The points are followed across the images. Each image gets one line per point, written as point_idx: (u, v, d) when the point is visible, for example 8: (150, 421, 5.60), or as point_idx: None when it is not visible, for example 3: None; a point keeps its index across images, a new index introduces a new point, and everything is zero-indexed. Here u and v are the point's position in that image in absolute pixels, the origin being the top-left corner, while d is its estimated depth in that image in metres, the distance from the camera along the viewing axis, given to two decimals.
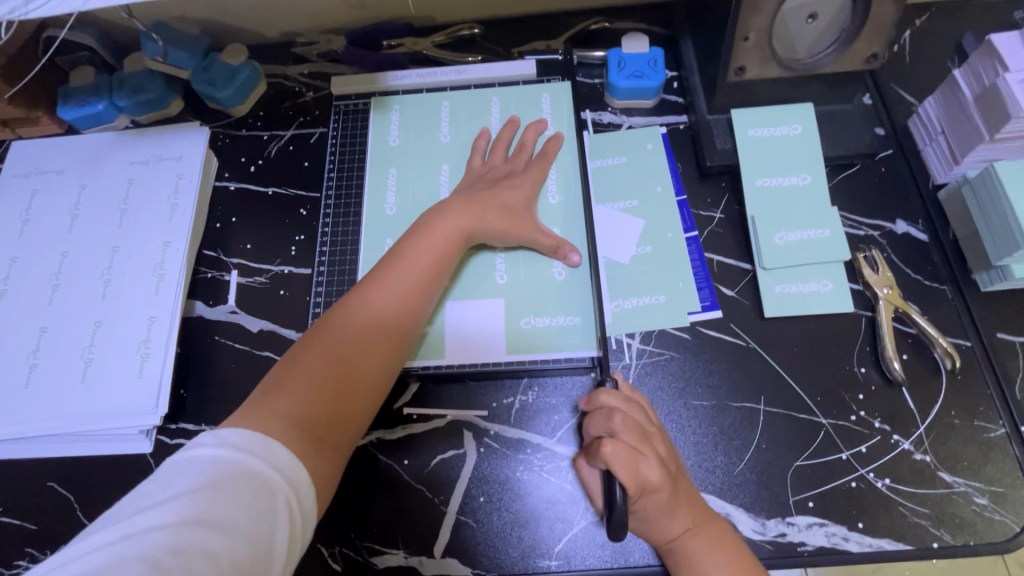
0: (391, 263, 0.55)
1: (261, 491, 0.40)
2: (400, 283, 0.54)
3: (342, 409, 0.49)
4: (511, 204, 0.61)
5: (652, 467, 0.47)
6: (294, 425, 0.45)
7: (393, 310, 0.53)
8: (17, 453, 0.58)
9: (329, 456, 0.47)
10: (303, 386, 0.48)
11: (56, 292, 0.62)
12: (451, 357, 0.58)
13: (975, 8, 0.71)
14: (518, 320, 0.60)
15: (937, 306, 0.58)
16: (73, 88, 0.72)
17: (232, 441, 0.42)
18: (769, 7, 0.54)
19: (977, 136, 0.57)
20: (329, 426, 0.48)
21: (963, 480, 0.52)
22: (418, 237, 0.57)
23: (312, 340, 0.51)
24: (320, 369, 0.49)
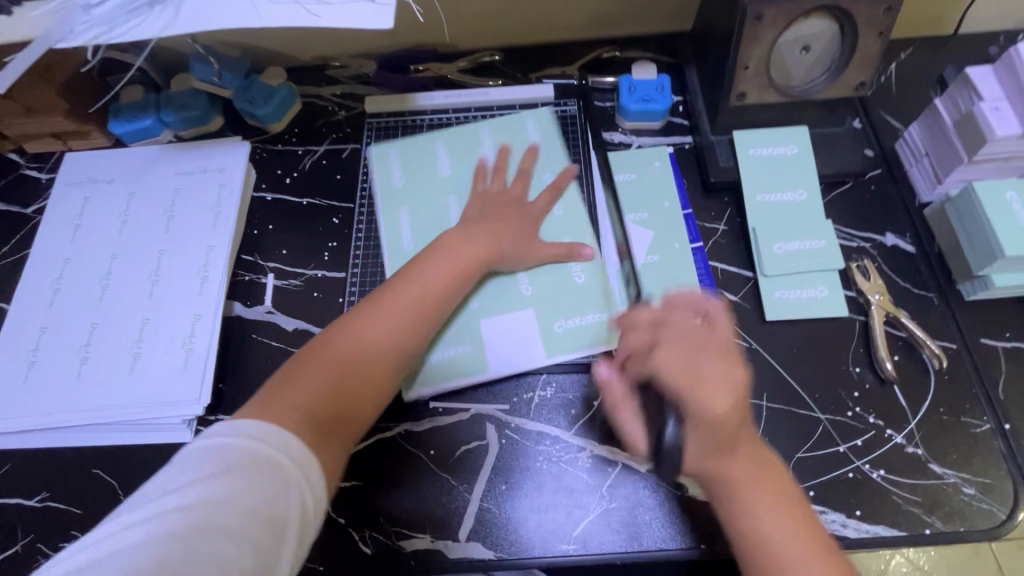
0: (406, 275, 0.59)
1: (277, 481, 0.42)
2: (414, 294, 0.58)
3: (349, 410, 0.52)
4: (519, 221, 0.66)
5: (707, 362, 0.47)
6: (306, 420, 0.48)
7: (407, 319, 0.57)
8: (66, 441, 0.62)
9: (334, 451, 0.49)
10: (315, 383, 0.51)
11: (106, 290, 0.67)
12: (460, 367, 0.62)
13: (953, 43, 0.78)
14: (527, 334, 0.64)
15: (924, 311, 0.63)
16: (123, 105, 0.77)
17: (250, 431, 0.44)
18: (766, 39, 0.61)
19: (957, 157, 0.63)
20: (335, 423, 0.50)
21: (952, 471, 0.56)
22: (432, 253, 0.61)
23: (326, 341, 0.54)
24: (333, 369, 0.52)
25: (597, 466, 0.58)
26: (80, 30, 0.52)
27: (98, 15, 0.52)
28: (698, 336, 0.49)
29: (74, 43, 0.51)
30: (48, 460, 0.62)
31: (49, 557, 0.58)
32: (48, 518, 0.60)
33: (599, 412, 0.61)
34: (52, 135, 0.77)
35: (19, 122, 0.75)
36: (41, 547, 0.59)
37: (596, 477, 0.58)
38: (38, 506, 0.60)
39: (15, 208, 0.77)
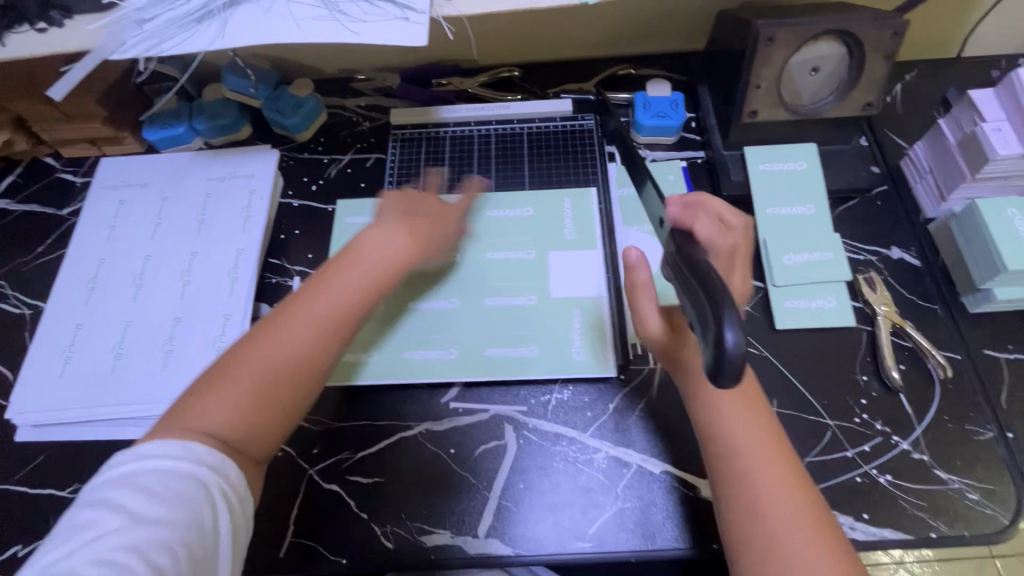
0: (325, 276, 0.55)
1: (202, 495, 0.43)
2: (335, 290, 0.54)
3: (266, 421, 0.49)
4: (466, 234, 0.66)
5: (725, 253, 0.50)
6: (216, 437, 0.46)
7: (331, 318, 0.53)
8: (99, 434, 0.64)
9: (246, 470, 0.48)
10: (234, 393, 0.48)
11: (140, 290, 0.69)
12: (504, 369, 0.64)
13: (956, 66, 0.81)
14: (558, 328, 0.66)
15: (929, 322, 0.65)
16: (157, 113, 0.80)
17: (171, 453, 0.44)
18: (777, 61, 0.64)
19: (961, 175, 0.65)
20: (253, 437, 0.49)
21: (957, 477, 0.58)
22: (352, 251, 0.58)
23: (240, 352, 0.50)
24: (250, 382, 0.49)
25: (612, 466, 0.60)
26: (133, 43, 0.55)
27: (149, 29, 0.55)
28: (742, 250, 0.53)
29: (127, 55, 0.55)
30: (80, 453, 0.64)
31: None
32: None
33: (614, 415, 0.63)
34: (88, 140, 0.80)
35: (58, 128, 0.78)
36: None
37: (611, 477, 0.60)
38: (70, 497, 0.62)
39: (51, 210, 0.80)
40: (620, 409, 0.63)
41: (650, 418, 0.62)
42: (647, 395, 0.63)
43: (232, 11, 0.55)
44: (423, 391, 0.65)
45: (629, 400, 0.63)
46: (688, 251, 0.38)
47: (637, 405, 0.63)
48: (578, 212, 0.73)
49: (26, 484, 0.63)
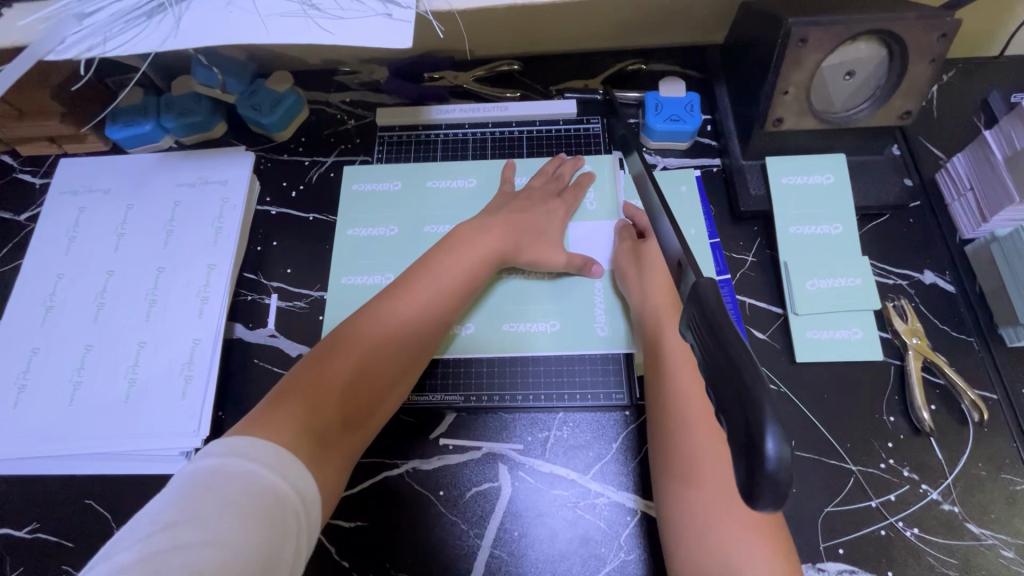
0: (419, 277, 0.57)
1: (275, 505, 0.40)
2: (421, 296, 0.56)
3: (355, 418, 0.51)
4: (544, 228, 0.63)
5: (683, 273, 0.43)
6: (306, 435, 0.46)
7: (421, 321, 0.55)
8: (58, 469, 0.59)
9: (337, 464, 0.48)
10: (329, 389, 0.49)
11: (101, 309, 0.63)
12: (524, 348, 0.61)
13: (999, 65, 0.73)
14: (578, 304, 0.63)
15: (963, 356, 0.60)
16: (121, 108, 0.73)
17: (242, 450, 0.42)
18: (809, 64, 0.57)
19: (1006, 196, 0.59)
20: (344, 432, 0.50)
21: (990, 532, 0.53)
22: (442, 257, 0.58)
23: (329, 351, 0.51)
24: (341, 382, 0.50)
25: (615, 514, 0.55)
26: (72, 41, 0.48)
27: (92, 25, 0.48)
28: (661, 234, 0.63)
29: (65, 55, 0.48)
30: (38, 489, 0.59)
31: None
32: (37, 551, 0.57)
33: (618, 457, 0.57)
34: (46, 138, 0.73)
35: (12, 125, 0.71)
36: None
37: (613, 526, 0.55)
38: (28, 538, 0.57)
39: (7, 215, 0.73)
40: (625, 449, 0.57)
41: None
42: None
43: (186, 5, 0.48)
44: (409, 424, 0.60)
45: (635, 440, 0.58)
46: (719, 318, 0.32)
47: (643, 445, 0.58)
48: (597, 182, 0.69)
49: None
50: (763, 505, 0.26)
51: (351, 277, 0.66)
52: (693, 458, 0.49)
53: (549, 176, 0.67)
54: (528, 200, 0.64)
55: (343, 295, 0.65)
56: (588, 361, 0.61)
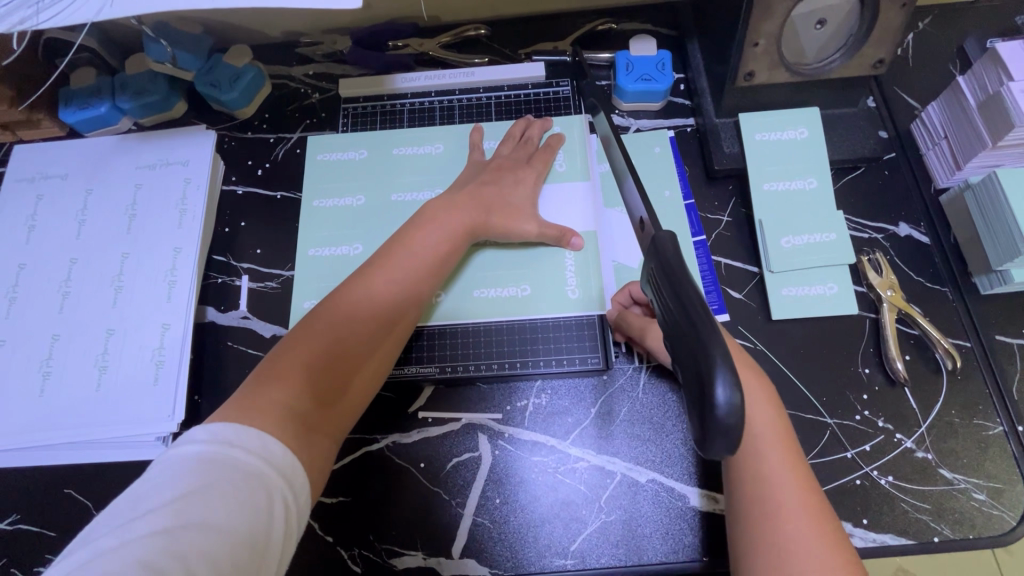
0: (393, 253, 0.55)
1: (262, 495, 0.39)
2: (401, 270, 0.55)
3: (336, 400, 0.49)
4: (513, 195, 0.61)
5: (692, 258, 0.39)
6: (291, 417, 0.45)
7: (402, 296, 0.54)
8: (34, 460, 0.58)
9: (321, 448, 0.46)
10: (306, 370, 0.48)
11: (67, 298, 0.62)
12: (496, 312, 0.61)
13: (975, 11, 0.72)
14: (550, 269, 0.62)
15: (938, 307, 0.60)
16: (75, 90, 0.70)
17: (228, 437, 0.40)
18: (779, 13, 0.55)
19: (979, 142, 0.58)
20: (326, 416, 0.48)
21: (962, 476, 0.54)
22: (414, 231, 0.57)
23: (305, 331, 0.50)
24: (317, 361, 0.48)
25: (595, 477, 0.56)
26: (3, 13, 0.45)
27: None
28: None
29: None
30: (16, 481, 0.58)
31: None
32: (19, 542, 0.57)
33: (596, 422, 0.57)
34: None
35: None
36: (14, 572, 0.56)
37: (595, 488, 0.55)
38: (9, 530, 0.57)
39: None
40: (603, 414, 0.58)
41: (632, 425, 0.57)
42: (633, 397, 0.58)
43: None
44: (388, 399, 0.59)
45: (613, 404, 0.58)
46: (680, 276, 0.33)
47: (620, 409, 0.58)
48: (568, 146, 0.66)
49: None
50: (714, 450, 0.30)
51: (319, 250, 0.64)
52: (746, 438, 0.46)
53: (516, 141, 0.66)
54: (498, 170, 0.62)
55: (314, 273, 0.63)
56: (563, 326, 0.60)
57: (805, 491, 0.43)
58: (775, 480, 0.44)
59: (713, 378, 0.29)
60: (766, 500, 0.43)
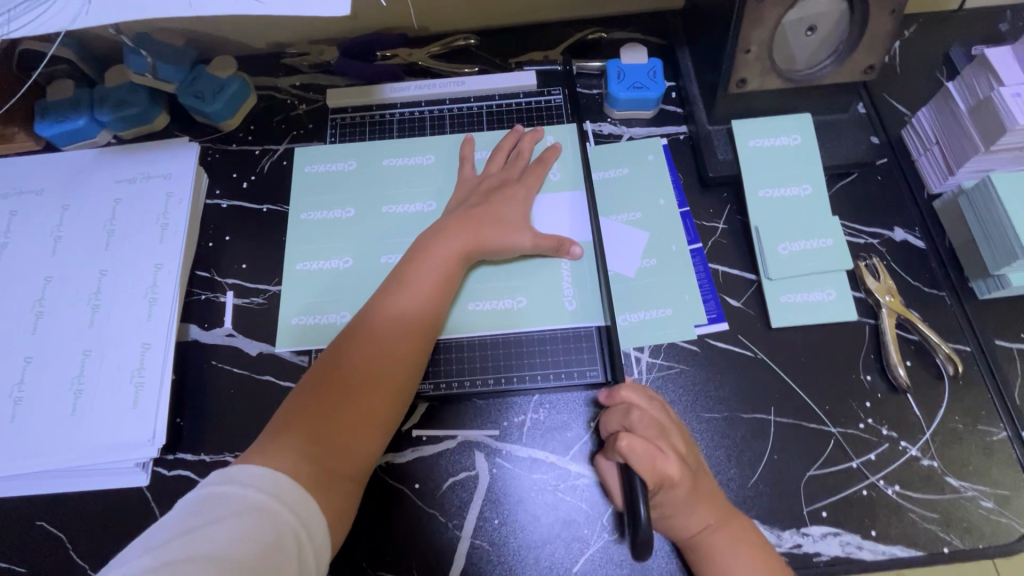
0: (399, 285, 0.54)
1: (269, 527, 0.41)
2: (407, 305, 0.53)
3: (351, 444, 0.48)
4: (507, 208, 0.59)
5: (671, 463, 0.47)
6: (303, 458, 0.46)
7: (409, 324, 0.53)
8: (4, 491, 0.55)
9: (337, 494, 0.46)
10: (318, 417, 0.48)
11: (40, 318, 0.59)
12: (493, 326, 0.59)
13: (959, 18, 0.73)
14: (547, 278, 0.60)
15: (937, 312, 0.59)
16: (51, 103, 0.68)
17: (237, 476, 0.43)
18: (770, 20, 0.55)
19: (971, 147, 0.58)
20: (340, 460, 0.47)
21: (969, 484, 0.53)
22: (417, 259, 0.56)
23: (318, 378, 0.50)
24: (328, 407, 0.49)
25: (596, 494, 0.54)
26: None
27: None
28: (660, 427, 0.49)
29: None
30: None
31: None
32: None
33: (596, 436, 0.56)
34: None
35: None
36: None
37: (596, 506, 0.53)
38: None
39: None
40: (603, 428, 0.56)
41: None
42: None
43: None
44: None
45: None
46: None
47: None
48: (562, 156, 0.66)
49: None
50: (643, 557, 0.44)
51: (306, 263, 0.62)
52: (705, 547, 0.49)
53: (507, 153, 0.65)
54: (488, 188, 0.61)
55: (302, 287, 0.61)
56: (561, 338, 0.58)
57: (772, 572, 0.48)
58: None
59: None
60: None
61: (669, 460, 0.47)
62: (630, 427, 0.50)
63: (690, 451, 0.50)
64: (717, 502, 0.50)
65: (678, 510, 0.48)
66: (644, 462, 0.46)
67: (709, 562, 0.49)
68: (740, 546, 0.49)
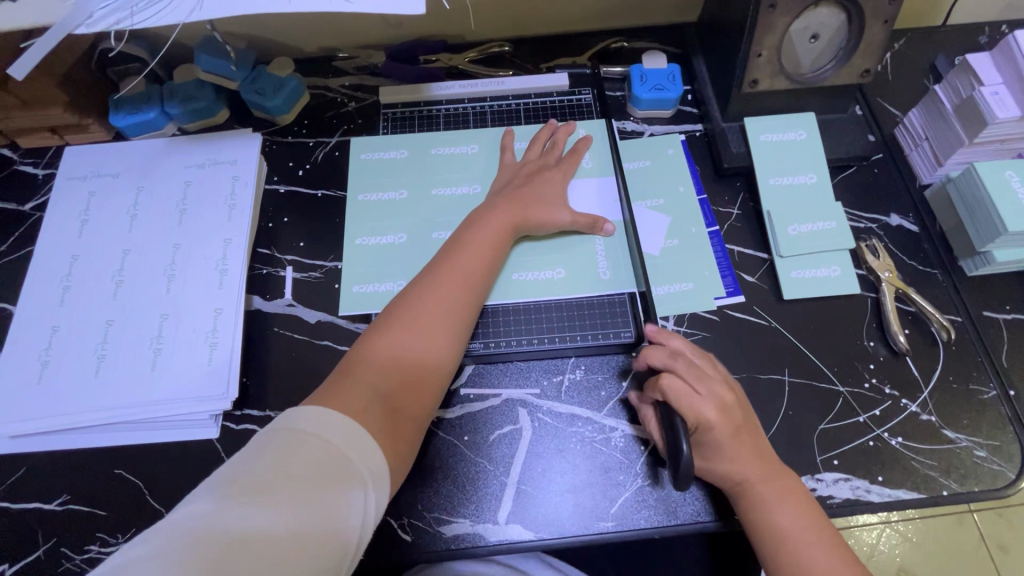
0: (449, 258, 0.60)
1: (336, 486, 0.42)
2: (458, 276, 0.59)
3: (411, 398, 0.53)
4: (547, 191, 0.66)
5: (705, 404, 0.53)
6: (372, 406, 0.49)
7: (457, 301, 0.58)
8: (88, 442, 0.60)
9: (400, 442, 0.50)
10: (380, 372, 0.52)
11: (120, 286, 0.65)
12: (534, 294, 0.65)
13: (943, 33, 0.81)
14: (583, 253, 0.67)
15: (931, 287, 0.66)
16: (125, 97, 0.74)
17: (308, 428, 0.45)
18: (779, 28, 0.63)
19: (957, 140, 0.66)
20: (401, 412, 0.51)
21: (964, 436, 0.59)
22: (468, 233, 0.62)
23: (377, 339, 0.55)
24: (389, 364, 0.53)
25: (629, 445, 0.59)
26: (101, 15, 0.51)
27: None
28: (703, 373, 0.56)
29: (94, 28, 0.50)
30: (67, 463, 0.60)
31: (74, 561, 0.56)
32: (71, 521, 0.58)
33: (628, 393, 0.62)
34: (48, 129, 0.74)
35: (15, 116, 0.71)
36: (66, 551, 0.57)
37: (630, 455, 0.59)
38: (59, 511, 0.58)
39: (12, 205, 0.73)
40: (634, 386, 0.62)
41: None
42: None
43: None
44: None
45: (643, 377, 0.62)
46: None
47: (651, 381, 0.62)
48: (592, 148, 0.73)
49: (7, 499, 0.59)
50: (681, 489, 0.49)
51: (365, 238, 0.69)
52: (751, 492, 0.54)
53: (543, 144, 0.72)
54: (528, 173, 0.68)
55: (358, 262, 0.68)
56: (596, 305, 0.65)
57: (811, 519, 0.53)
58: (788, 525, 0.53)
59: None
60: (775, 543, 0.52)
61: (704, 402, 0.54)
62: (673, 368, 0.56)
63: (737, 401, 0.56)
64: (761, 453, 0.55)
65: (719, 454, 0.54)
66: (679, 398, 0.54)
67: (750, 505, 0.53)
68: (784, 496, 0.53)
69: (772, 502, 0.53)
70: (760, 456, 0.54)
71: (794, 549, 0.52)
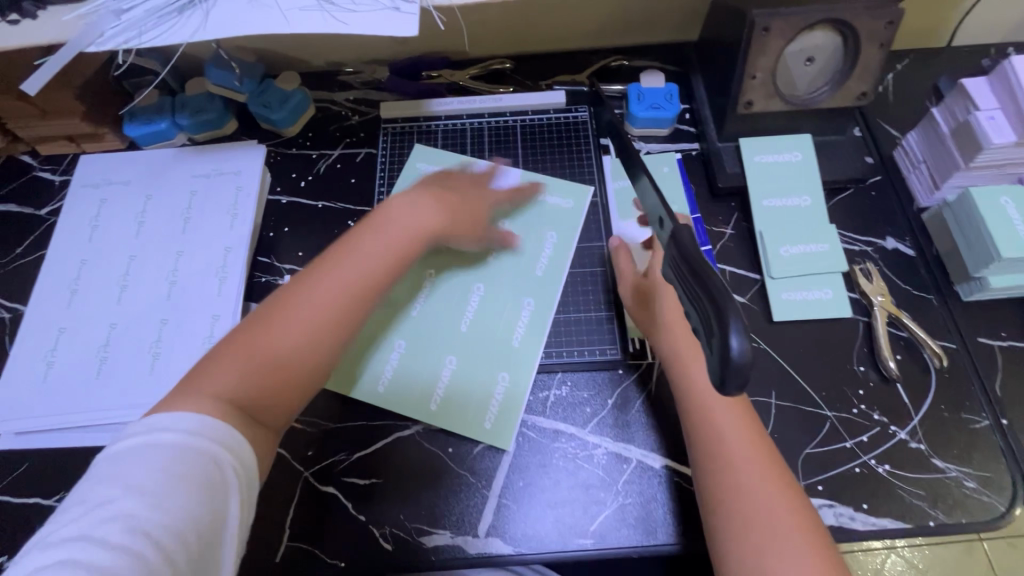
0: (359, 243, 0.57)
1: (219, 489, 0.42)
2: (364, 258, 0.56)
3: (274, 390, 0.50)
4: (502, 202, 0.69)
5: None
6: (218, 397, 0.46)
7: (357, 284, 0.55)
8: (86, 440, 0.62)
9: (264, 434, 0.49)
10: (249, 364, 0.49)
11: (125, 290, 0.67)
12: (498, 295, 0.67)
13: (947, 55, 0.81)
14: (547, 257, 0.69)
15: (926, 312, 0.65)
16: (139, 108, 0.77)
17: (190, 430, 0.43)
18: (773, 51, 0.63)
19: (953, 164, 0.66)
20: (262, 407, 0.49)
21: (954, 466, 0.58)
22: (388, 217, 0.60)
23: (256, 327, 0.51)
24: (261, 354, 0.50)
25: (612, 463, 0.60)
26: (111, 34, 0.53)
27: (129, 20, 0.53)
28: None
29: (103, 47, 0.53)
30: (66, 460, 0.62)
31: None
32: None
33: (613, 410, 0.62)
34: (66, 137, 0.77)
35: (35, 125, 0.74)
36: None
37: (612, 473, 0.59)
38: (56, 506, 0.60)
39: (29, 209, 0.76)
40: (620, 403, 0.62)
41: (646, 415, 0.61)
42: (646, 390, 0.63)
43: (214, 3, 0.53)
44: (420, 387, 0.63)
45: (629, 394, 0.63)
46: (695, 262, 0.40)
47: (637, 399, 0.62)
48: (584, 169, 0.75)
49: (8, 494, 0.61)
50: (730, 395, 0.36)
51: None
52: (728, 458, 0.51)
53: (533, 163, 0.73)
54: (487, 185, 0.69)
55: None
56: (585, 322, 0.66)
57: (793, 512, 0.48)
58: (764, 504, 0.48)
59: (727, 332, 0.35)
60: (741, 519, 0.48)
61: None
62: None
63: None
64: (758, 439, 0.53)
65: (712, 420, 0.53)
66: None
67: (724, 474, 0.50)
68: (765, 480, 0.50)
69: (749, 477, 0.50)
70: (754, 442, 0.52)
71: (754, 534, 0.47)
